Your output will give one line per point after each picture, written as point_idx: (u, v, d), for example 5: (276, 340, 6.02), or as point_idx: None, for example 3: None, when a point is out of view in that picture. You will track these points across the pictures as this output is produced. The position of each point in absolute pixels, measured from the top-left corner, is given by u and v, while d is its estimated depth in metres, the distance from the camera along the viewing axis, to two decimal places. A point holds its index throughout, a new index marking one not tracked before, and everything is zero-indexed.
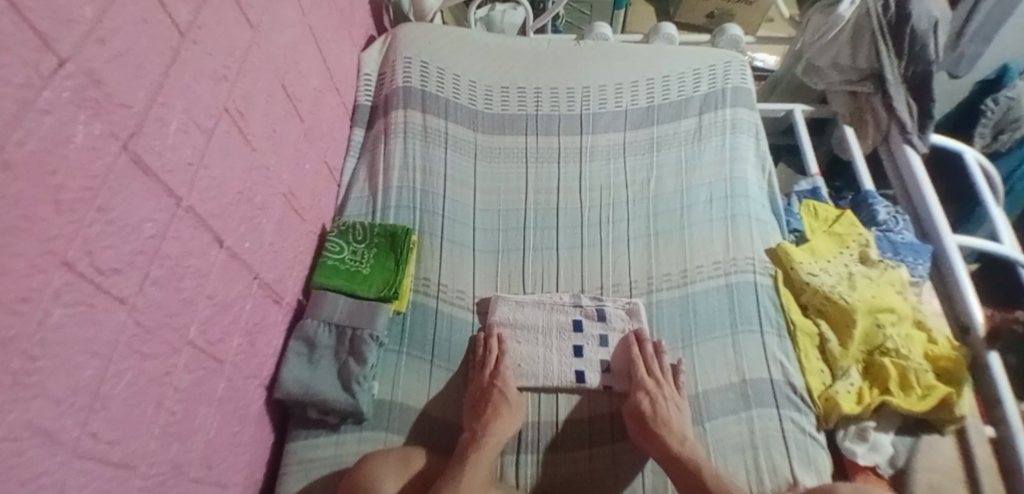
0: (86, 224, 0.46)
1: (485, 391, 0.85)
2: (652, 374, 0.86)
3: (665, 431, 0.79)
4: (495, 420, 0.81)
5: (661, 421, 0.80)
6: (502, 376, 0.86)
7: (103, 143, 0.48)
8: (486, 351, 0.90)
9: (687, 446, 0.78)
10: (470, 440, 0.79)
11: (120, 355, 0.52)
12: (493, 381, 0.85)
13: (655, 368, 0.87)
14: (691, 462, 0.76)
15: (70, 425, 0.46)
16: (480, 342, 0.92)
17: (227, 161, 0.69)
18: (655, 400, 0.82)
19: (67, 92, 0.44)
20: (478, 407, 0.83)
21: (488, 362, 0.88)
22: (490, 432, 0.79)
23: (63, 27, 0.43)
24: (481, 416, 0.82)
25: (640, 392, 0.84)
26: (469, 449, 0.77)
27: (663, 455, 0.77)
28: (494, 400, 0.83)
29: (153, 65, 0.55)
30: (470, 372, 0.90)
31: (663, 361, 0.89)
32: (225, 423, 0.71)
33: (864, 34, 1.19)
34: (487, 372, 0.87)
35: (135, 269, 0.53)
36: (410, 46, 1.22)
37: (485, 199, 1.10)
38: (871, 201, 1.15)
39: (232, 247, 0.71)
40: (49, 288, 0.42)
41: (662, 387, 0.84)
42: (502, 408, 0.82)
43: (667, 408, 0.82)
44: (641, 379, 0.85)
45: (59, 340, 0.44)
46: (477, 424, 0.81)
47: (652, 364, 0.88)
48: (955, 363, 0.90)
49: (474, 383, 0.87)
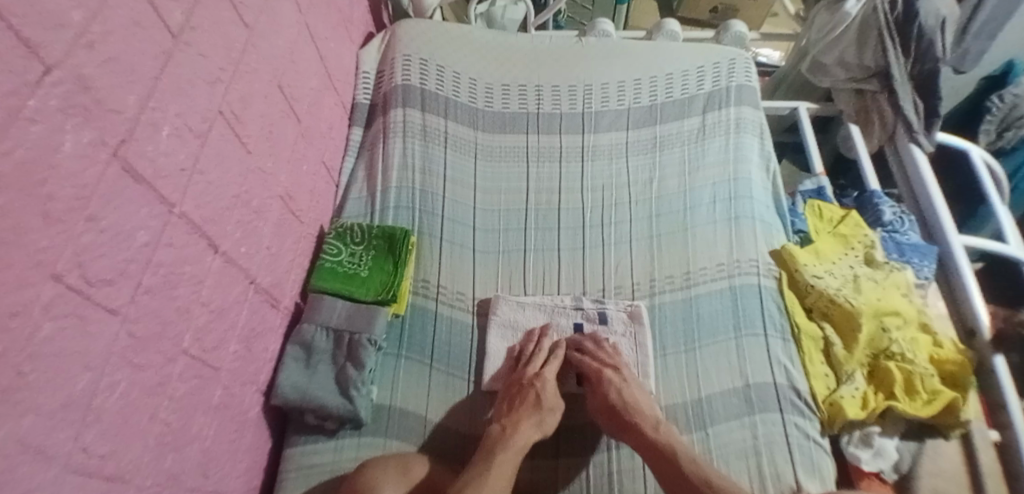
0: (76, 234, 0.45)
1: (524, 386, 0.84)
2: (609, 363, 0.87)
3: (639, 417, 0.80)
4: (522, 419, 0.80)
5: (634, 409, 0.81)
6: (543, 376, 0.85)
7: (93, 151, 0.46)
8: (538, 347, 0.90)
9: (661, 430, 0.79)
10: (498, 437, 0.78)
11: (112, 367, 0.50)
12: (534, 380, 0.85)
13: (602, 354, 0.89)
14: (667, 447, 0.76)
15: (62, 439, 0.45)
16: (533, 337, 0.92)
17: (222, 165, 0.68)
18: (621, 388, 0.83)
19: (56, 99, 0.42)
20: (511, 404, 0.83)
21: (534, 361, 0.88)
22: (518, 433, 0.78)
23: (52, 32, 0.41)
24: (513, 412, 0.81)
25: (605, 384, 0.84)
26: (497, 446, 0.76)
27: (639, 443, 0.78)
28: (528, 398, 0.83)
29: (145, 69, 0.54)
30: (511, 363, 0.90)
31: (607, 346, 0.90)
32: (222, 430, 0.70)
33: (870, 32, 1.17)
34: (531, 368, 0.87)
35: (128, 278, 0.52)
36: (409, 44, 1.20)
37: (485, 200, 1.08)
38: (877, 201, 1.14)
39: (228, 252, 0.70)
40: (39, 301, 0.41)
41: (622, 374, 0.86)
42: (529, 411, 0.81)
43: (632, 392, 0.83)
44: (599, 368, 0.86)
45: (50, 354, 0.43)
46: (507, 419, 0.81)
47: (602, 353, 0.89)
48: (961, 366, 0.89)
49: (512, 374, 0.88)
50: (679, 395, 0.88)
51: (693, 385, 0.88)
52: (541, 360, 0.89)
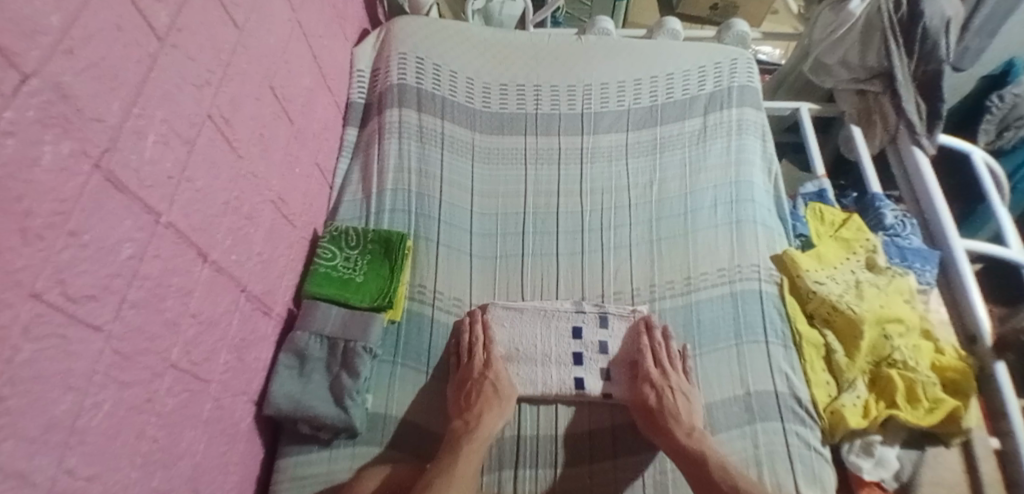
0: (57, 250, 0.43)
1: (479, 379, 0.84)
2: (659, 364, 0.86)
3: (672, 422, 0.79)
4: (485, 412, 0.80)
5: (670, 414, 0.80)
6: (493, 367, 0.86)
7: (74, 163, 0.44)
8: (472, 335, 0.90)
9: (694, 437, 0.78)
10: (462, 430, 0.79)
11: (96, 386, 0.49)
12: (485, 372, 0.85)
13: (662, 355, 0.87)
14: (698, 453, 0.76)
15: (44, 465, 0.43)
16: (466, 326, 0.91)
17: (211, 171, 0.66)
18: (665, 394, 0.82)
19: (33, 110, 0.40)
20: (468, 399, 0.82)
21: (474, 350, 0.88)
22: (482, 424, 0.79)
23: (27, 40, 0.39)
24: (472, 407, 0.81)
25: (646, 384, 0.84)
26: (464, 437, 0.78)
27: (673, 449, 0.78)
28: (482, 389, 0.83)
29: (128, 73, 0.51)
30: (451, 360, 0.90)
31: (672, 348, 0.88)
32: (213, 443, 0.69)
33: (875, 32, 1.15)
34: (477, 360, 0.87)
35: (112, 293, 0.50)
36: (405, 41, 1.17)
37: (483, 203, 1.07)
38: (878, 204, 1.12)
39: (218, 261, 0.68)
40: (19, 323, 0.39)
41: (668, 378, 0.84)
42: (491, 400, 0.82)
43: (673, 399, 0.82)
44: (647, 369, 0.85)
45: (30, 376, 0.41)
46: (469, 413, 0.80)
47: (659, 350, 0.87)
48: (963, 374, 0.88)
49: (460, 370, 0.87)
50: None
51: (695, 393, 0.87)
52: (482, 349, 0.88)
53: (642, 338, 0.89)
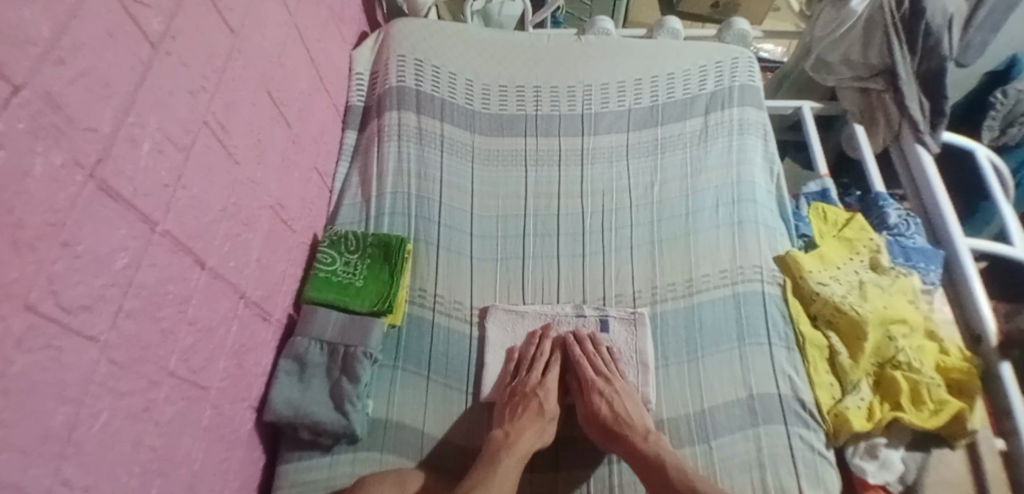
0: (49, 262, 0.42)
1: (528, 395, 0.85)
2: (601, 373, 0.88)
3: (628, 428, 0.80)
4: (527, 428, 0.80)
5: (623, 421, 0.81)
6: (547, 385, 0.87)
7: (66, 174, 0.44)
8: (539, 350, 0.91)
9: (651, 440, 0.79)
10: (500, 442, 0.78)
11: (91, 396, 0.48)
12: (537, 389, 0.86)
13: (602, 365, 0.90)
14: (655, 457, 0.77)
15: (40, 477, 0.43)
16: (534, 339, 0.92)
17: (207, 178, 0.65)
18: (611, 400, 0.84)
19: (23, 121, 0.40)
20: (515, 410, 0.83)
21: (538, 363, 0.90)
22: (522, 439, 0.78)
23: (17, 51, 0.38)
24: (516, 419, 0.81)
25: (595, 395, 0.86)
26: (501, 451, 0.77)
27: (628, 452, 0.78)
28: (528, 404, 0.84)
29: (120, 80, 0.51)
30: (510, 366, 0.90)
31: (605, 354, 0.91)
32: (212, 450, 0.68)
33: (877, 28, 1.14)
34: (534, 376, 0.88)
35: (107, 304, 0.49)
36: (403, 43, 1.17)
37: (482, 205, 1.06)
38: (882, 204, 1.11)
39: (215, 268, 0.67)
40: (11, 335, 0.39)
41: (613, 384, 0.86)
42: (534, 419, 0.82)
43: (622, 403, 0.83)
44: (591, 379, 0.88)
45: (24, 389, 0.41)
46: (511, 424, 0.81)
47: (590, 360, 0.91)
48: (967, 375, 0.87)
49: (514, 380, 0.88)
50: (681, 409, 0.87)
51: (698, 396, 0.87)
52: (545, 364, 0.90)
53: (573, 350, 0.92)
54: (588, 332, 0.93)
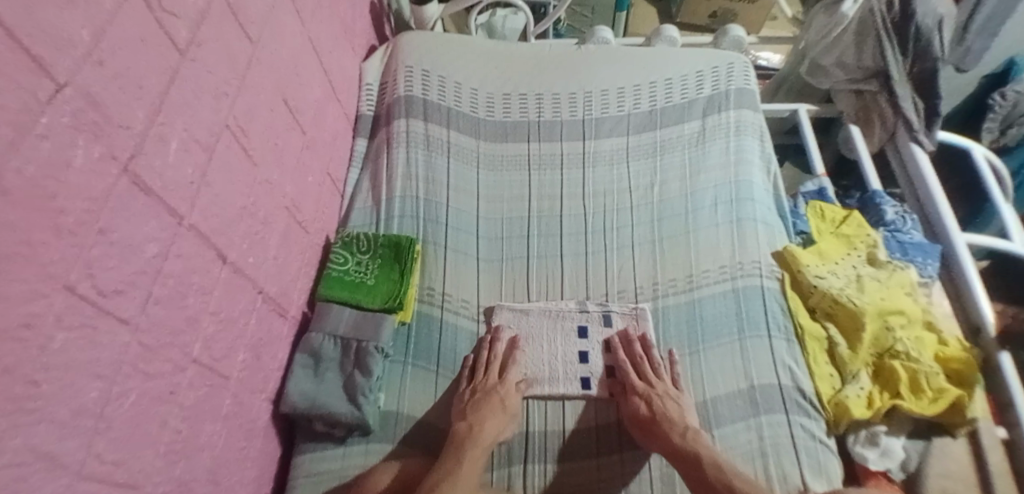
0: (88, 247, 0.46)
1: (489, 391, 0.85)
2: (644, 376, 0.87)
3: (666, 425, 0.80)
4: (488, 419, 0.82)
5: (661, 418, 0.81)
6: (506, 382, 0.88)
7: (103, 166, 0.48)
8: (491, 354, 0.92)
9: (689, 437, 0.79)
10: (466, 433, 0.80)
11: (123, 376, 0.52)
12: (497, 385, 0.87)
13: (645, 370, 0.88)
14: (691, 453, 0.77)
15: (73, 449, 0.46)
16: (486, 342, 0.93)
17: (228, 178, 0.69)
18: (653, 401, 0.83)
19: (66, 116, 0.44)
20: (477, 402, 0.84)
21: (492, 366, 0.90)
22: (487, 428, 0.81)
23: (61, 52, 0.43)
24: (479, 409, 0.83)
25: (635, 395, 0.85)
26: (467, 441, 0.79)
27: (667, 450, 0.78)
28: (490, 400, 0.84)
29: (152, 84, 0.55)
30: (464, 374, 0.91)
31: (656, 359, 0.90)
32: (232, 437, 0.71)
33: (870, 32, 1.18)
34: (491, 376, 0.88)
35: (137, 290, 0.53)
36: (411, 55, 1.22)
37: (488, 208, 1.10)
38: (879, 201, 1.14)
39: (236, 262, 0.71)
40: (53, 312, 0.42)
41: (654, 387, 0.85)
42: (496, 411, 0.83)
43: (664, 404, 0.83)
44: (633, 383, 0.87)
45: (62, 364, 0.44)
46: (473, 416, 0.82)
47: (643, 363, 0.89)
48: (967, 364, 0.88)
49: (472, 383, 0.88)
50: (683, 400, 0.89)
51: (699, 387, 0.89)
52: (497, 368, 0.90)
53: (620, 356, 0.92)
54: (639, 334, 0.93)
